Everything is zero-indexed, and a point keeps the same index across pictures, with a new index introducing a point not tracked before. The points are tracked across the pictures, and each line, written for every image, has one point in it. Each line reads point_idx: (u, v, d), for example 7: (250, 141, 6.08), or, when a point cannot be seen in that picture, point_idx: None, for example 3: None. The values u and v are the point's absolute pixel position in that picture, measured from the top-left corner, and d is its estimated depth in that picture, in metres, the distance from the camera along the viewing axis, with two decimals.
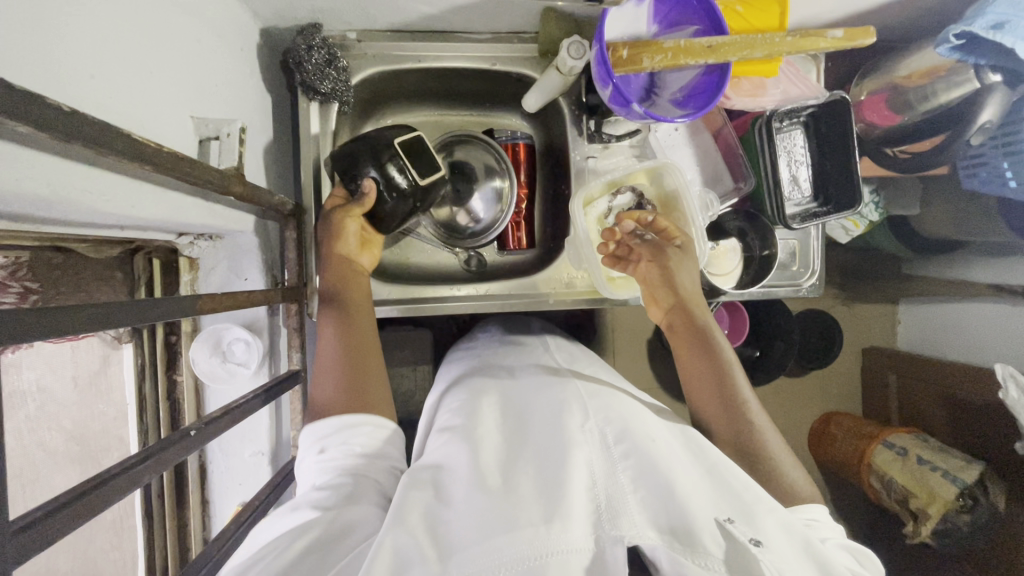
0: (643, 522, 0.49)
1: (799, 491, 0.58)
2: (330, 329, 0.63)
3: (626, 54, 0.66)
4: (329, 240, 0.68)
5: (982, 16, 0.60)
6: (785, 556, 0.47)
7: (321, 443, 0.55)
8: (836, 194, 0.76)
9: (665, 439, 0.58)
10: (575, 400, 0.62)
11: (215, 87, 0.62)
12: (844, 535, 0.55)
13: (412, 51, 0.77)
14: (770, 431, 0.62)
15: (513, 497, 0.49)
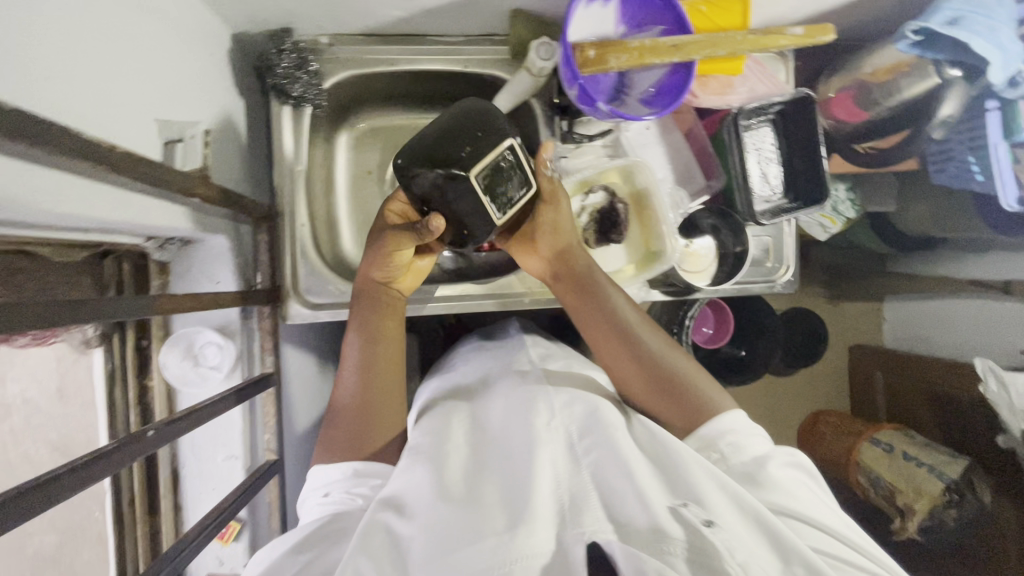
0: (605, 518, 0.49)
1: (704, 401, 0.63)
2: (359, 342, 0.66)
3: (593, 54, 0.67)
4: (380, 260, 0.65)
5: (938, 12, 0.62)
6: (741, 534, 0.47)
7: (328, 488, 0.59)
8: (805, 190, 0.77)
9: (628, 429, 0.58)
10: (539, 393, 0.62)
11: (187, 94, 0.63)
12: (781, 460, 0.58)
13: (384, 54, 0.78)
14: (668, 352, 0.66)
15: (478, 508, 0.50)
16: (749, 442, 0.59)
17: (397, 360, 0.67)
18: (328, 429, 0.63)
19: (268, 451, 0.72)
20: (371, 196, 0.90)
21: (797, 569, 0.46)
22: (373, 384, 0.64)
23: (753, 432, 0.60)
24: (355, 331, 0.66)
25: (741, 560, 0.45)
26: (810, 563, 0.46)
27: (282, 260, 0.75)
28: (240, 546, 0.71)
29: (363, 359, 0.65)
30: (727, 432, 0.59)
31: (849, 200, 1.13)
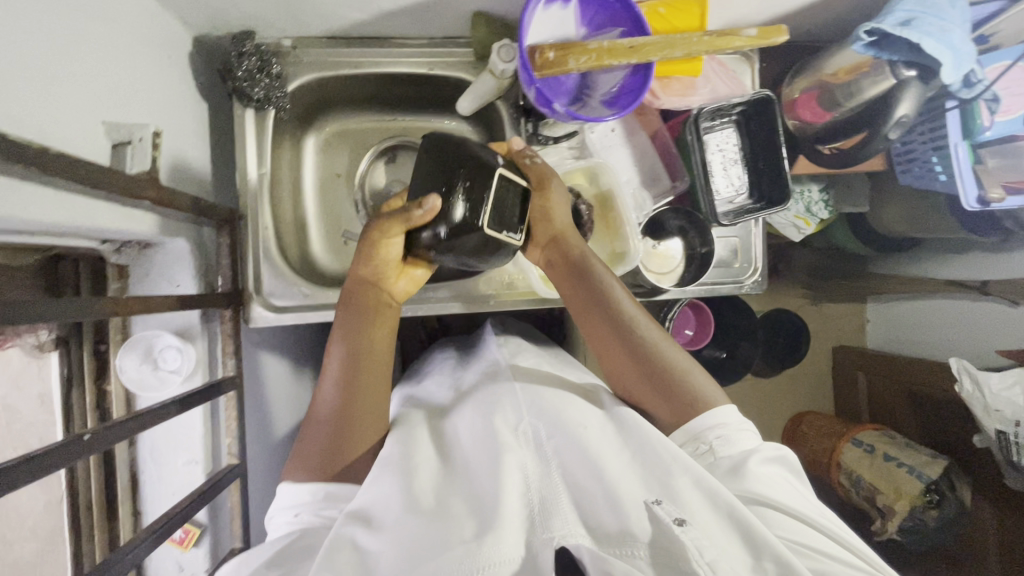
0: (575, 520, 0.50)
1: (704, 395, 0.60)
2: (341, 353, 0.62)
3: (552, 56, 0.67)
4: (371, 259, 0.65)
5: (891, 13, 0.63)
6: (710, 531, 0.47)
7: (298, 508, 0.58)
8: (768, 190, 0.77)
9: (597, 427, 0.58)
10: (507, 398, 0.63)
11: (143, 97, 0.63)
12: (767, 450, 0.57)
13: (348, 57, 0.78)
14: (666, 342, 0.63)
15: (447, 518, 0.50)
16: (738, 437, 0.58)
17: (382, 371, 0.64)
18: (307, 438, 0.62)
19: (229, 455, 0.72)
20: (340, 199, 0.90)
21: (769, 564, 0.45)
22: (352, 396, 0.61)
23: (743, 426, 0.59)
24: (340, 333, 0.64)
25: (711, 558, 0.45)
26: (782, 556, 0.45)
27: (248, 262, 0.76)
28: (200, 552, 0.70)
29: (346, 365, 0.62)
30: (714, 425, 0.57)
31: (822, 201, 1.12)
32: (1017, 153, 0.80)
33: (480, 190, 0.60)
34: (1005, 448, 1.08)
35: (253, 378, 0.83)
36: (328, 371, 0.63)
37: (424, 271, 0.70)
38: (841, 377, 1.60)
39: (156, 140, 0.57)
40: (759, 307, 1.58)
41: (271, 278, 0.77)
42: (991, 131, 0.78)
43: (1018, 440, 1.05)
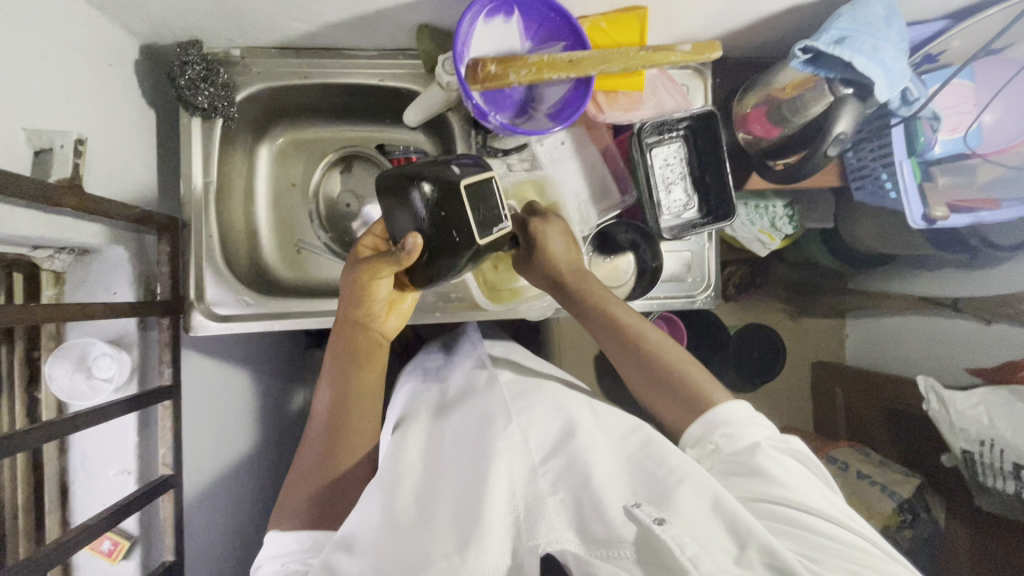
0: (561, 525, 0.50)
1: (717, 400, 0.61)
2: (335, 366, 0.67)
3: (494, 69, 0.68)
4: (356, 297, 0.64)
5: (826, 31, 0.63)
6: (694, 527, 0.46)
7: (284, 558, 0.58)
8: (714, 205, 0.78)
9: (587, 431, 0.60)
10: (498, 409, 0.65)
11: (80, 106, 0.62)
12: (782, 440, 0.57)
13: (298, 67, 0.78)
14: (679, 356, 0.66)
15: (428, 532, 0.50)
16: (745, 431, 0.57)
17: (369, 411, 0.67)
18: (306, 440, 0.67)
19: (163, 465, 0.71)
20: (294, 208, 0.90)
21: (753, 553, 0.44)
22: (343, 407, 0.66)
23: (750, 420, 0.58)
24: (329, 375, 0.68)
25: (695, 553, 0.43)
26: (767, 545, 0.44)
27: (190, 271, 0.76)
28: (130, 564, 0.69)
29: (335, 404, 0.66)
30: (721, 423, 0.58)
31: (786, 216, 1.12)
32: (968, 170, 0.82)
33: (456, 204, 0.60)
34: (972, 468, 1.06)
35: (198, 387, 0.82)
36: (318, 414, 0.67)
37: (411, 300, 0.69)
38: (817, 393, 1.55)
39: (78, 148, 0.56)
40: (735, 321, 1.56)
41: (214, 286, 0.77)
42: (938, 148, 0.79)
43: (983, 460, 1.03)
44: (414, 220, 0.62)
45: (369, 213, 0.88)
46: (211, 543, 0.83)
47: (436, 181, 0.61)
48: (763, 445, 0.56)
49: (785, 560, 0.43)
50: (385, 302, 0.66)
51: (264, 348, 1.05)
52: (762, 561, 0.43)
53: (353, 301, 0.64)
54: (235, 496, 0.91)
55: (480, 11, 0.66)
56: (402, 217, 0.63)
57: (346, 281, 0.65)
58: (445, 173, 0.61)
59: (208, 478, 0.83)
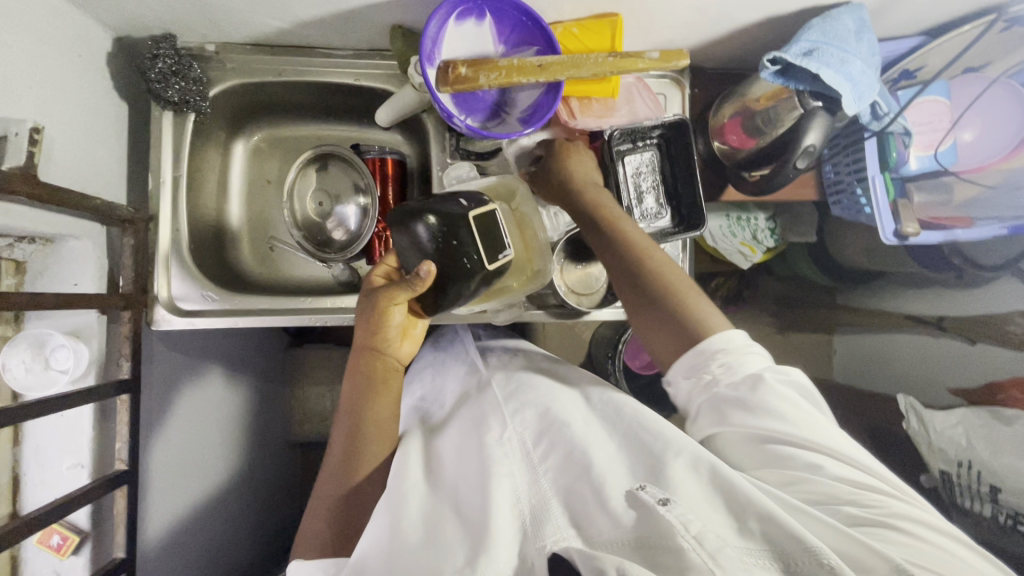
0: (565, 525, 0.51)
1: (707, 326, 0.60)
2: (353, 392, 0.67)
3: (464, 71, 0.67)
4: (371, 325, 0.65)
5: (796, 43, 0.63)
6: (695, 507, 0.48)
7: None
8: (685, 215, 0.77)
9: (581, 424, 0.63)
10: (491, 411, 0.67)
11: (45, 96, 0.62)
12: (771, 371, 0.57)
13: (272, 64, 0.78)
14: (674, 274, 0.65)
15: (440, 549, 0.51)
16: (742, 360, 0.58)
17: (384, 437, 0.67)
18: (325, 465, 0.67)
19: (119, 459, 0.70)
20: (270, 203, 0.92)
21: (753, 523, 0.46)
22: (361, 427, 0.66)
23: (747, 349, 0.59)
24: (346, 404, 0.67)
25: (697, 531, 0.44)
26: (767, 514, 0.45)
27: (156, 266, 0.76)
28: (79, 560, 0.68)
29: (352, 431, 0.66)
30: (719, 351, 0.58)
31: (769, 229, 1.11)
32: (946, 189, 0.82)
33: (463, 235, 0.59)
34: (949, 490, 1.04)
35: (169, 382, 0.81)
36: (335, 443, 0.66)
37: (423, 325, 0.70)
38: None
39: (33, 136, 0.55)
40: None
41: (179, 280, 0.77)
42: (914, 164, 0.80)
43: (961, 482, 1.02)
44: (422, 251, 0.61)
45: (343, 212, 0.88)
46: (177, 536, 0.82)
47: (442, 214, 0.60)
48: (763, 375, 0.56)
49: (789, 527, 0.44)
50: (399, 330, 0.67)
51: (243, 345, 1.04)
52: (761, 531, 0.45)
53: (368, 329, 0.66)
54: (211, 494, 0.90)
55: (450, 13, 0.66)
56: (410, 251, 0.62)
57: (361, 309, 0.66)
58: (452, 207, 0.60)
59: (176, 473, 0.82)
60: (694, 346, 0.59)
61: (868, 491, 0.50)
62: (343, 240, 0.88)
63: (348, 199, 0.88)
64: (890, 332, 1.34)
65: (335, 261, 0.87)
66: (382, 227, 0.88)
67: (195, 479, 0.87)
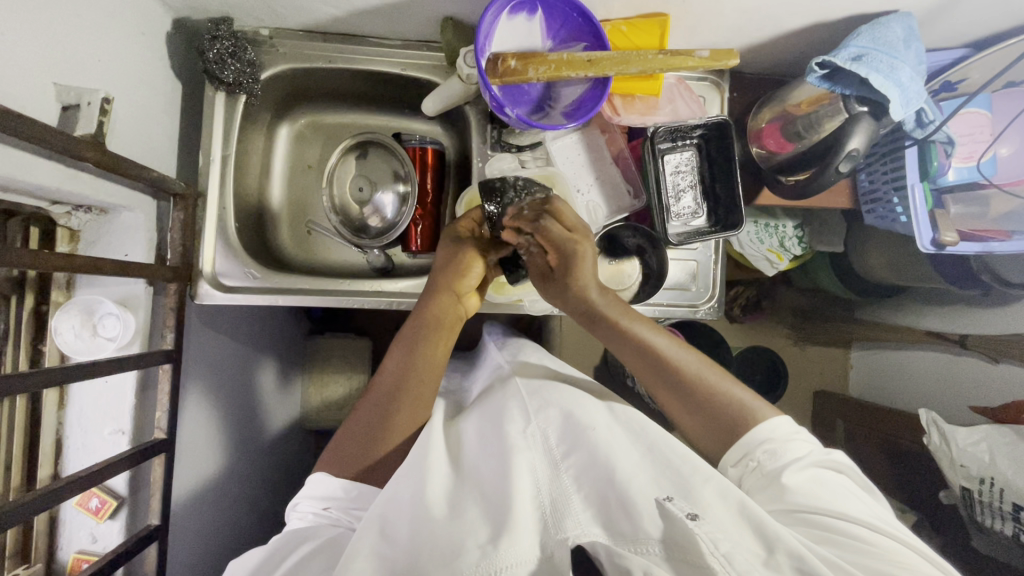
0: (588, 521, 0.52)
1: (753, 413, 0.63)
2: (414, 331, 0.71)
3: (514, 65, 0.69)
4: (455, 271, 0.74)
5: (845, 48, 0.64)
6: (722, 526, 0.48)
7: (328, 502, 0.63)
8: (722, 214, 0.78)
9: (604, 427, 0.63)
10: (512, 402, 0.69)
11: (108, 68, 0.64)
12: (818, 450, 0.60)
13: (322, 51, 0.80)
14: (708, 369, 0.67)
15: (462, 523, 0.53)
16: (787, 448, 0.60)
17: (430, 388, 0.70)
18: (368, 397, 0.69)
19: (157, 428, 0.71)
20: (310, 187, 0.94)
21: (781, 557, 0.46)
22: (410, 372, 0.69)
23: (791, 436, 0.61)
24: (403, 343, 0.71)
25: (726, 551, 0.45)
26: (795, 550, 0.46)
27: (201, 240, 0.78)
28: (114, 525, 0.69)
29: (403, 370, 0.69)
30: (764, 441, 0.60)
31: (796, 237, 1.11)
32: (983, 201, 0.82)
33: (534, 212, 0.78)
34: (970, 506, 1.03)
35: (202, 355, 0.83)
36: (383, 378, 0.70)
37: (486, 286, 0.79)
38: (819, 422, 1.51)
39: (105, 107, 0.58)
40: (740, 343, 1.53)
41: (221, 255, 0.79)
42: (952, 174, 0.79)
43: (982, 498, 1.00)
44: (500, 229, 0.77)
45: (380, 199, 0.90)
46: (200, 497, 0.84)
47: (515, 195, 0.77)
48: (806, 460, 0.59)
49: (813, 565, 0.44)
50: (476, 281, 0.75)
51: (264, 326, 1.06)
52: (789, 564, 0.45)
53: (449, 271, 0.74)
54: (219, 465, 0.90)
55: (504, 6, 0.67)
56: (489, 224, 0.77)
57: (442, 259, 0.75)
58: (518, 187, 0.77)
59: (196, 450, 0.83)
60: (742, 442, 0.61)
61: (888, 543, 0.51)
62: (379, 227, 0.90)
63: (387, 186, 0.90)
64: (911, 349, 1.33)
65: (369, 248, 0.88)
66: (419, 215, 0.89)
67: (211, 448, 0.87)
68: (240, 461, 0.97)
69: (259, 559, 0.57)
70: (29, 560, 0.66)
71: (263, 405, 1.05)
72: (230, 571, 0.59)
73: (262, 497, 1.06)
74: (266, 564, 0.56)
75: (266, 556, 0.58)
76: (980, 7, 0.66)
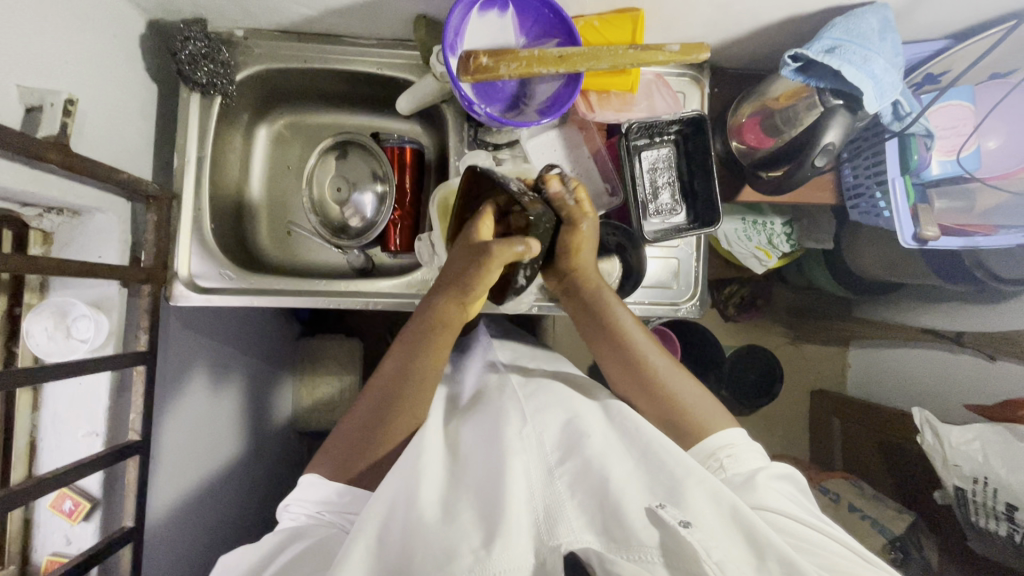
0: (581, 527, 0.52)
1: (714, 428, 0.64)
2: (415, 332, 0.70)
3: (485, 61, 0.68)
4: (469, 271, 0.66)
5: (818, 41, 0.64)
6: (712, 532, 0.48)
7: (321, 505, 0.63)
8: (700, 211, 0.78)
9: (601, 435, 0.61)
10: (511, 408, 0.67)
11: (78, 70, 0.64)
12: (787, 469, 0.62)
13: (298, 52, 0.80)
14: (685, 384, 0.67)
15: (455, 528, 0.52)
16: (745, 456, 0.61)
17: (427, 392, 0.69)
18: (367, 395, 0.69)
19: (132, 430, 0.71)
20: (290, 189, 0.95)
21: (772, 564, 0.46)
22: (407, 373, 0.68)
23: (748, 446, 0.63)
24: (405, 347, 0.69)
25: (719, 559, 0.46)
26: (787, 557, 0.46)
27: (177, 242, 0.78)
28: (90, 526, 0.70)
29: (402, 370, 0.68)
30: (725, 445, 0.62)
31: (785, 234, 1.10)
32: (968, 196, 0.81)
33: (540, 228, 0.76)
34: (964, 507, 1.01)
35: (184, 357, 0.83)
36: (380, 381, 0.69)
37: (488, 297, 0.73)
38: (817, 421, 1.49)
39: (67, 108, 0.58)
40: (734, 342, 1.52)
41: (197, 256, 0.79)
42: (935, 169, 0.78)
43: (976, 498, 0.98)
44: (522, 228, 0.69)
45: (360, 200, 0.90)
46: (181, 501, 0.83)
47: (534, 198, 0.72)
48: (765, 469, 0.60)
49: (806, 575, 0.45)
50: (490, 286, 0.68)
51: (250, 329, 1.05)
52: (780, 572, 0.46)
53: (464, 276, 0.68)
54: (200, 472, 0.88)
55: (473, 4, 0.67)
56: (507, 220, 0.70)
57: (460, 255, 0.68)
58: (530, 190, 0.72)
59: (179, 457, 0.82)
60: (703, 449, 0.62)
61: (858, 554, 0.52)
62: (359, 227, 0.90)
63: (364, 187, 0.90)
64: (907, 347, 1.30)
65: (351, 247, 0.89)
66: (399, 215, 0.89)
67: (194, 454, 0.87)
68: (227, 464, 0.96)
69: (251, 557, 0.57)
70: (3, 563, 0.67)
71: (251, 410, 1.05)
72: (219, 566, 0.59)
73: (250, 501, 1.05)
74: (252, 565, 0.56)
75: (256, 555, 0.58)
76: None
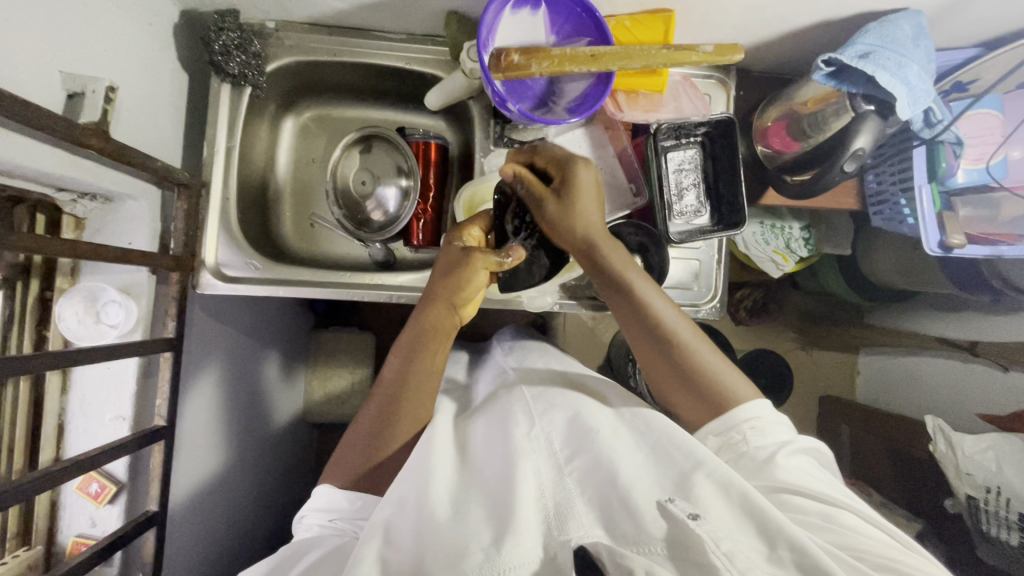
0: (591, 522, 0.52)
1: (740, 395, 0.63)
2: (407, 339, 0.71)
3: (516, 60, 0.68)
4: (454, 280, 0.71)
5: (852, 46, 0.64)
6: (723, 524, 0.47)
7: (333, 514, 0.64)
8: (725, 213, 0.78)
9: (610, 430, 0.62)
10: (518, 407, 0.68)
11: (116, 58, 0.64)
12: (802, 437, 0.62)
13: (328, 44, 0.81)
14: (715, 358, 0.66)
15: (464, 526, 0.53)
16: (771, 430, 0.61)
17: (430, 389, 0.69)
18: (372, 400, 0.69)
19: (157, 416, 0.72)
20: (314, 181, 0.95)
21: (784, 551, 0.45)
22: (409, 377, 0.68)
23: (774, 417, 0.62)
24: (402, 351, 0.71)
25: (728, 549, 0.45)
26: (797, 543, 0.45)
27: (204, 230, 0.78)
28: (114, 509, 0.70)
29: (402, 375, 0.69)
30: (749, 417, 0.61)
31: (802, 239, 1.09)
32: (993, 205, 0.81)
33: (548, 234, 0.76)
34: (974, 515, 1.01)
35: (206, 344, 0.84)
36: (381, 390, 0.69)
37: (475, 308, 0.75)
38: (825, 426, 1.48)
39: (108, 95, 0.59)
40: (745, 345, 1.52)
41: (223, 245, 0.80)
42: (960, 177, 0.78)
43: (988, 508, 0.97)
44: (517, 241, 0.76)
45: (384, 194, 0.90)
46: (198, 493, 0.83)
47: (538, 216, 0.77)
48: (791, 443, 0.60)
49: (816, 562, 0.44)
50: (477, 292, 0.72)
51: (268, 319, 1.06)
52: (790, 559, 0.45)
53: (449, 285, 0.70)
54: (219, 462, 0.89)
55: (507, 2, 0.67)
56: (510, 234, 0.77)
57: (444, 266, 0.72)
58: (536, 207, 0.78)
59: (196, 441, 0.83)
60: (726, 415, 0.62)
61: (889, 544, 0.50)
62: (381, 221, 0.90)
63: (388, 180, 0.90)
64: (919, 354, 1.30)
65: (373, 242, 0.88)
66: (422, 210, 0.90)
67: (210, 444, 0.87)
68: (242, 450, 0.97)
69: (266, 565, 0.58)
70: (29, 543, 0.68)
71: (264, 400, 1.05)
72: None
73: (262, 490, 1.06)
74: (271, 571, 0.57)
75: (274, 563, 0.58)
76: (993, 5, 0.65)
